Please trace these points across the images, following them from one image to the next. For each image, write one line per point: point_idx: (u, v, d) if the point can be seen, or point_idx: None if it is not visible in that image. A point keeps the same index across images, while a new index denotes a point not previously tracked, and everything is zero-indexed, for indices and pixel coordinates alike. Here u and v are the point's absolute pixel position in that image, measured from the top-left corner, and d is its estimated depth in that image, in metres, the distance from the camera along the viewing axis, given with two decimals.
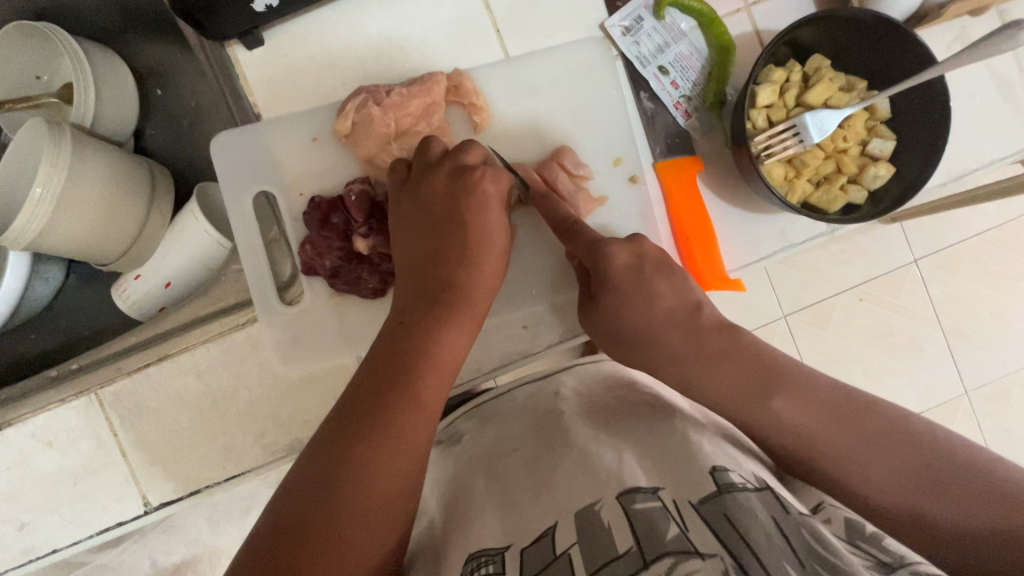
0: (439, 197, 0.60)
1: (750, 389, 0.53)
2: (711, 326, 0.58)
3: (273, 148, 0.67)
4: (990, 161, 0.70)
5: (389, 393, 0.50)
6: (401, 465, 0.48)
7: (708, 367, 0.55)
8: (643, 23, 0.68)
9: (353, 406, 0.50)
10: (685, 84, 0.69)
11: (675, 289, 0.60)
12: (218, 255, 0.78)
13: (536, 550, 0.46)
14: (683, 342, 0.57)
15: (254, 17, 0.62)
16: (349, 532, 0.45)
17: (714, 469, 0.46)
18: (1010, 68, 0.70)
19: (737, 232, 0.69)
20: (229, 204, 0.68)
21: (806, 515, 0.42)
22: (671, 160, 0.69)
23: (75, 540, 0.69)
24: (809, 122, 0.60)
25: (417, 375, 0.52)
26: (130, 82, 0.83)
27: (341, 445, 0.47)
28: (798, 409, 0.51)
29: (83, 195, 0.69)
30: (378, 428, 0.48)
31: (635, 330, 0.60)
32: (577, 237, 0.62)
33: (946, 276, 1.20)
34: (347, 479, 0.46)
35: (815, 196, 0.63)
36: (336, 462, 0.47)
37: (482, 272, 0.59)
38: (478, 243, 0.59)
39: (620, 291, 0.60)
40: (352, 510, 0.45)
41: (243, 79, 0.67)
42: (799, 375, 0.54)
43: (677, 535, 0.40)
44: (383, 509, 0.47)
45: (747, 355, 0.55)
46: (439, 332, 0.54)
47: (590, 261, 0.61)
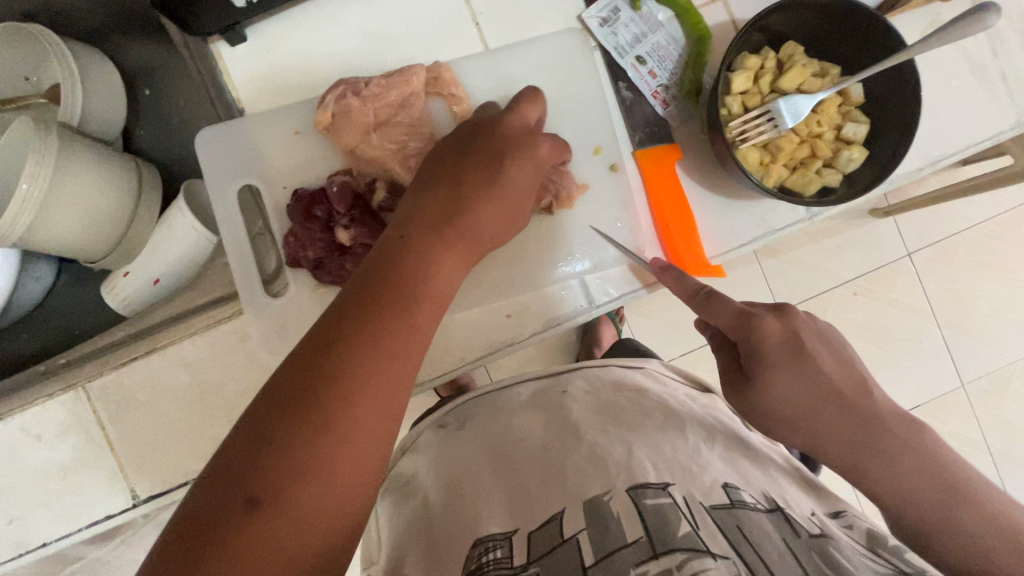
0: (448, 145, 0.60)
1: (934, 498, 0.48)
2: (890, 417, 0.51)
3: (257, 142, 0.68)
4: (968, 146, 0.71)
5: (382, 308, 0.47)
6: (393, 379, 0.45)
7: (890, 470, 0.50)
8: (620, 14, 0.69)
9: (340, 320, 0.46)
10: (662, 73, 0.69)
11: (843, 368, 0.53)
12: (205, 250, 0.79)
13: (544, 533, 0.47)
14: (855, 436, 0.51)
15: (235, 12, 0.63)
16: (333, 447, 0.41)
17: (725, 486, 0.49)
18: (986, 54, 0.71)
19: (717, 218, 0.70)
20: (214, 199, 0.68)
21: (818, 535, 0.44)
22: (649, 148, 0.69)
23: (65, 533, 0.70)
24: (783, 107, 0.61)
25: (410, 300, 0.48)
26: (116, 81, 0.84)
27: (328, 358, 0.43)
28: (992, 531, 0.46)
29: (70, 191, 0.70)
30: (368, 341, 0.45)
31: (797, 411, 0.52)
32: (717, 307, 0.54)
33: (939, 269, 1.21)
34: (332, 391, 0.42)
35: (790, 179, 0.64)
36: (320, 375, 0.43)
37: (485, 202, 0.57)
38: (487, 178, 0.57)
39: (781, 369, 0.52)
40: (337, 424, 0.41)
41: (226, 74, 0.68)
42: (990, 493, 0.49)
43: (688, 532, 0.41)
44: (372, 430, 0.43)
45: (932, 460, 0.50)
46: (437, 255, 0.52)
47: (736, 333, 0.53)
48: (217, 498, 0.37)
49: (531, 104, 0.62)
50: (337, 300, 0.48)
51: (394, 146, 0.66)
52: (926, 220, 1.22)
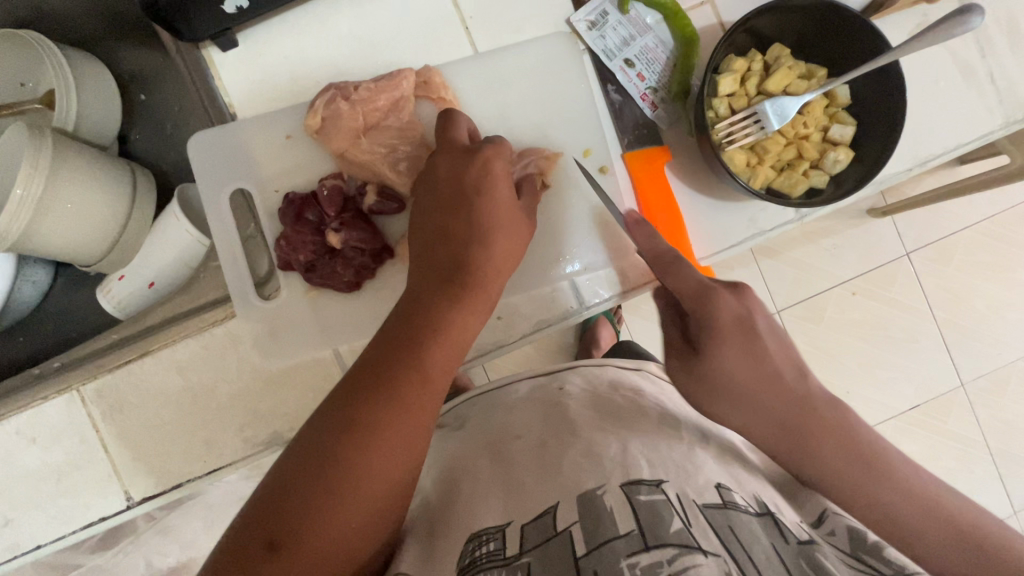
0: (451, 180, 0.60)
1: (859, 477, 0.51)
2: (822, 401, 0.53)
3: (248, 146, 0.69)
4: (955, 146, 0.72)
5: (396, 366, 0.50)
6: (405, 438, 0.48)
7: (821, 454, 0.51)
8: (608, 18, 0.70)
9: (361, 377, 0.50)
10: (650, 76, 0.70)
11: (786, 352, 0.54)
12: (199, 253, 0.79)
13: (538, 525, 0.47)
14: (793, 417, 0.52)
15: (225, 17, 0.63)
16: (347, 501, 0.45)
17: (718, 486, 0.49)
18: (974, 54, 0.72)
19: (705, 219, 0.70)
20: (206, 203, 0.69)
21: (806, 541, 0.44)
22: (638, 150, 0.70)
23: (60, 535, 0.70)
24: (769, 109, 0.61)
25: (425, 353, 0.51)
26: (111, 86, 0.85)
27: (349, 416, 0.47)
28: (902, 506, 0.50)
29: (64, 197, 0.71)
30: (383, 401, 0.48)
31: (738, 389, 0.52)
32: (681, 276, 0.55)
33: (935, 268, 1.21)
34: (347, 448, 0.46)
35: (777, 181, 0.64)
36: (339, 430, 0.47)
37: (492, 251, 0.58)
38: (491, 222, 0.59)
39: (729, 345, 0.52)
40: (351, 480, 0.45)
41: (217, 79, 0.68)
42: (907, 471, 0.51)
43: (680, 528, 0.41)
44: (384, 484, 0.47)
45: (861, 444, 0.52)
46: (447, 310, 0.54)
47: (692, 303, 0.53)
48: (250, 538, 0.43)
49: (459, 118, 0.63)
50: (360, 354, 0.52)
51: (383, 149, 0.66)
52: (923, 220, 1.22)
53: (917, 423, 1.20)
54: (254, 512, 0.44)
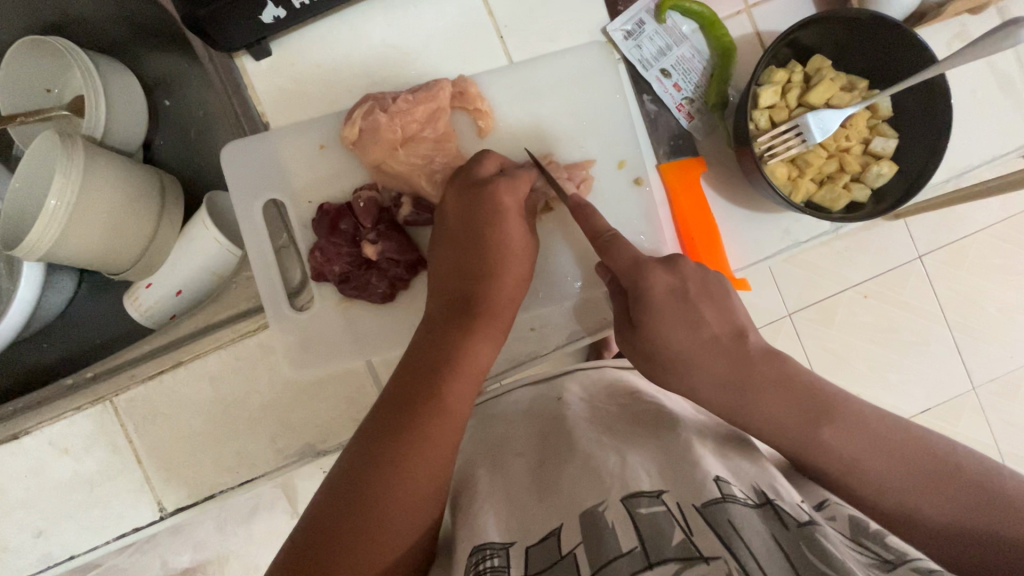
0: (459, 212, 0.61)
1: (801, 417, 0.53)
2: (758, 353, 0.56)
3: (281, 156, 0.68)
4: (990, 157, 0.71)
5: (417, 399, 0.51)
6: (433, 471, 0.49)
7: (759, 400, 0.54)
8: (645, 27, 0.69)
9: (385, 411, 0.51)
10: (687, 86, 0.69)
11: (719, 313, 0.58)
12: (227, 262, 0.79)
13: (542, 548, 0.47)
14: (729, 372, 0.55)
15: (261, 27, 0.63)
16: (379, 533, 0.46)
17: (716, 479, 0.47)
18: (1010, 65, 0.71)
19: (739, 230, 0.70)
20: (239, 213, 0.69)
21: (807, 522, 0.42)
22: (674, 161, 0.69)
23: (91, 546, 0.70)
24: (811, 121, 0.61)
25: (441, 381, 0.52)
26: (137, 92, 0.84)
27: (374, 451, 0.49)
28: (845, 438, 0.52)
29: (99, 209, 0.71)
30: (408, 435, 0.49)
31: (674, 357, 0.57)
32: (615, 254, 0.59)
33: (952, 271, 1.20)
34: (376, 482, 0.47)
35: (819, 194, 0.63)
36: (369, 464, 0.48)
37: (502, 281, 0.60)
38: (499, 253, 0.60)
39: (663, 319, 0.57)
40: (381, 514, 0.46)
41: (251, 89, 0.68)
42: (840, 399, 0.54)
43: (682, 540, 0.41)
44: (411, 515, 0.48)
45: (795, 383, 0.54)
46: (466, 338, 0.55)
47: (627, 279, 0.59)
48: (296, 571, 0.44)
49: (486, 161, 0.63)
50: (384, 390, 0.53)
51: (420, 161, 0.65)
52: (938, 223, 1.21)
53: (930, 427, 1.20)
54: (292, 553, 0.45)
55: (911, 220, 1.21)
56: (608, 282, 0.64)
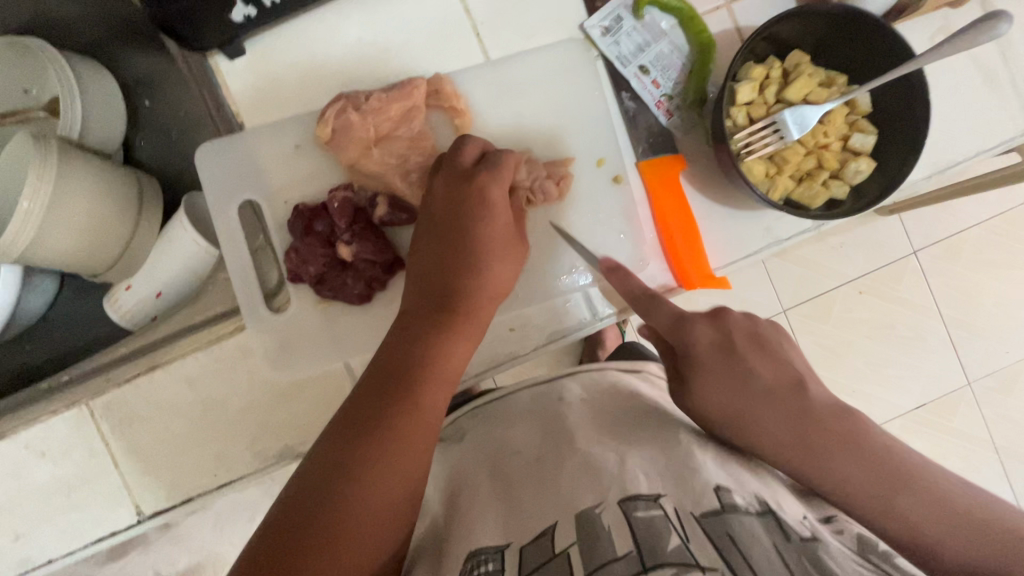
0: (444, 203, 0.60)
1: (875, 488, 0.48)
2: (823, 409, 0.52)
3: (256, 157, 0.68)
4: (974, 153, 0.71)
5: (392, 395, 0.50)
6: (404, 473, 0.48)
7: (833, 461, 0.50)
8: (623, 23, 0.68)
9: (358, 409, 0.50)
10: (666, 83, 0.68)
11: (774, 365, 0.54)
12: (206, 263, 0.79)
13: (535, 547, 0.47)
14: (791, 432, 0.51)
15: (233, 27, 0.62)
16: (350, 528, 0.45)
17: (717, 488, 0.47)
18: (995, 59, 0.70)
19: (719, 227, 0.69)
20: (214, 214, 0.68)
21: (810, 538, 0.42)
22: (653, 159, 0.68)
23: (70, 549, 0.70)
24: (788, 118, 0.60)
25: (417, 380, 0.52)
26: (115, 92, 0.84)
27: (346, 445, 0.48)
28: (924, 513, 0.47)
29: (73, 219, 0.70)
30: (382, 430, 0.49)
31: (733, 412, 0.53)
32: (657, 311, 0.56)
33: (947, 267, 1.19)
34: (349, 478, 0.47)
35: (797, 192, 0.63)
36: (342, 459, 0.47)
37: (486, 276, 0.59)
38: (483, 246, 0.59)
39: (713, 375, 0.54)
40: (354, 509, 0.46)
41: (225, 89, 0.67)
42: (920, 471, 0.49)
43: (677, 546, 0.40)
44: (384, 511, 0.47)
45: (863, 446, 0.50)
46: (442, 339, 0.54)
47: (672, 336, 0.56)
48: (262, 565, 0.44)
49: (471, 148, 0.62)
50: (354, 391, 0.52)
51: (396, 161, 0.65)
52: (933, 218, 1.20)
53: (925, 422, 1.19)
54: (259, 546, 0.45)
55: (906, 215, 1.20)
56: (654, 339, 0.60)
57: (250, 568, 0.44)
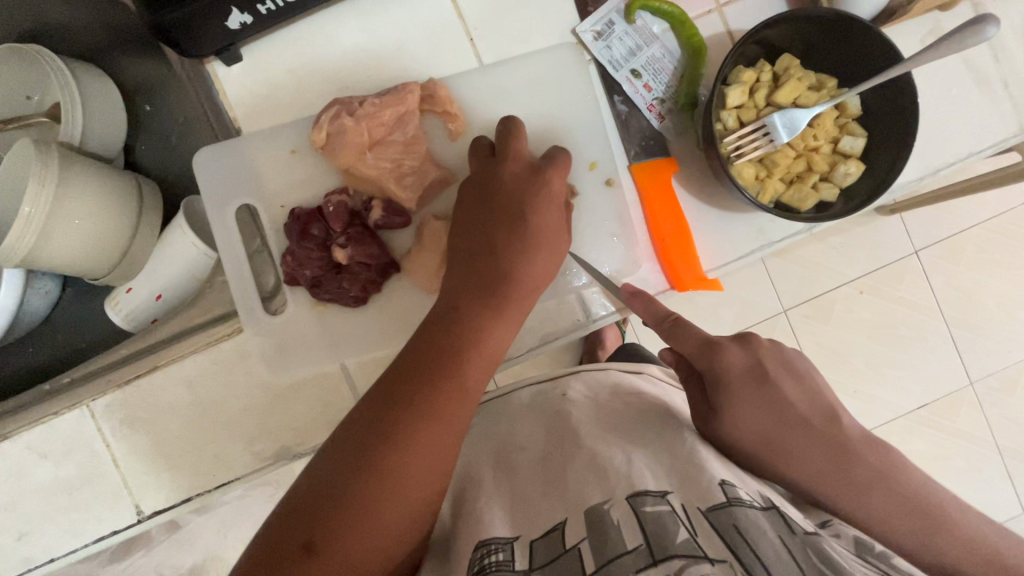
0: (490, 190, 0.60)
1: (907, 522, 0.49)
2: (857, 442, 0.52)
3: (253, 162, 0.69)
4: (966, 155, 0.71)
5: (435, 374, 0.49)
6: (433, 463, 0.46)
7: (862, 491, 0.51)
8: (614, 28, 0.69)
9: (398, 385, 0.48)
10: (657, 87, 0.69)
11: (807, 395, 0.55)
12: (205, 266, 0.80)
13: (545, 542, 0.48)
14: (826, 465, 0.52)
15: (229, 34, 0.63)
16: (383, 504, 0.44)
17: (722, 483, 0.48)
18: (987, 60, 0.71)
19: (711, 229, 0.70)
20: (212, 218, 0.69)
21: (813, 532, 0.44)
22: (645, 162, 0.69)
23: (72, 548, 0.71)
24: (778, 121, 0.61)
25: (462, 360, 0.50)
26: (115, 98, 0.85)
27: (384, 419, 0.47)
28: (957, 549, 0.48)
29: (73, 227, 0.72)
30: (421, 409, 0.47)
31: (764, 440, 0.53)
32: (682, 336, 0.56)
33: (948, 266, 1.19)
34: (387, 452, 0.45)
35: (786, 195, 0.63)
36: (378, 434, 0.46)
37: (531, 262, 0.57)
38: (531, 233, 0.57)
39: (746, 402, 0.53)
40: (390, 483, 0.45)
41: (222, 94, 0.68)
42: (945, 505, 0.50)
43: (687, 539, 0.41)
44: (419, 489, 0.46)
45: (896, 480, 0.51)
46: (481, 331, 0.52)
47: (702, 363, 0.55)
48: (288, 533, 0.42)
49: (515, 138, 0.62)
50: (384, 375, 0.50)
51: (390, 165, 0.65)
52: (934, 217, 1.20)
53: (926, 422, 1.19)
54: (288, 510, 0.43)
55: (906, 215, 1.20)
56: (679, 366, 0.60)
57: (278, 532, 0.42)
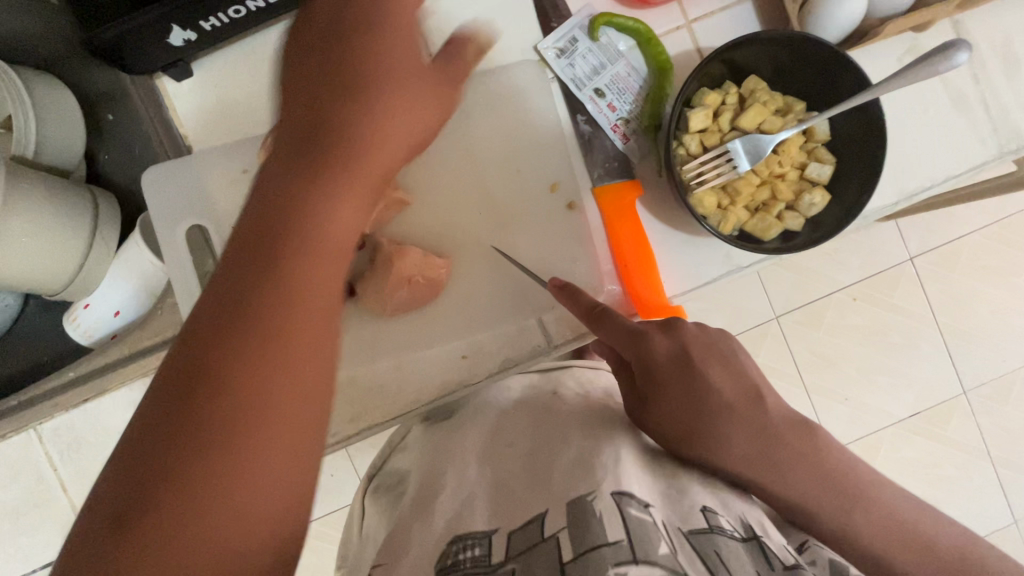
0: (316, 33, 0.42)
1: (831, 499, 0.52)
2: (781, 424, 0.54)
3: (204, 180, 0.67)
4: (944, 178, 0.68)
5: (261, 289, 0.37)
6: (271, 486, 0.35)
7: (788, 471, 0.53)
8: (578, 45, 0.67)
9: (214, 313, 0.37)
10: (622, 106, 0.66)
11: (733, 378, 0.55)
12: (160, 280, 0.79)
13: (524, 532, 0.43)
14: (753, 447, 0.52)
15: (173, 49, 0.61)
16: (233, 468, 0.34)
17: (703, 509, 0.45)
18: (967, 80, 0.68)
19: (677, 254, 0.67)
20: (162, 238, 0.67)
21: (794, 566, 0.41)
22: (608, 184, 0.66)
23: None
24: (740, 147, 0.59)
25: (280, 263, 0.38)
26: (73, 109, 0.83)
27: (199, 374, 0.35)
28: (874, 523, 0.52)
29: (21, 256, 0.69)
30: (226, 339, 0.36)
31: (689, 425, 0.53)
32: (610, 324, 0.57)
33: (942, 274, 1.17)
34: (223, 405, 0.35)
35: (750, 223, 0.61)
36: (193, 385, 0.35)
37: (387, 136, 0.42)
38: (359, 77, 0.41)
39: (672, 391, 0.53)
40: (239, 441, 0.35)
41: (171, 110, 0.66)
42: (862, 483, 0.54)
43: (668, 553, 0.37)
44: (286, 445, 0.36)
45: (818, 459, 0.54)
46: (327, 213, 0.39)
47: (628, 351, 0.55)
48: (114, 504, 0.33)
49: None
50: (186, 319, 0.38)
51: None
52: (928, 224, 1.17)
53: (919, 432, 1.17)
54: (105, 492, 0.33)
55: (901, 221, 1.18)
56: (614, 361, 0.60)
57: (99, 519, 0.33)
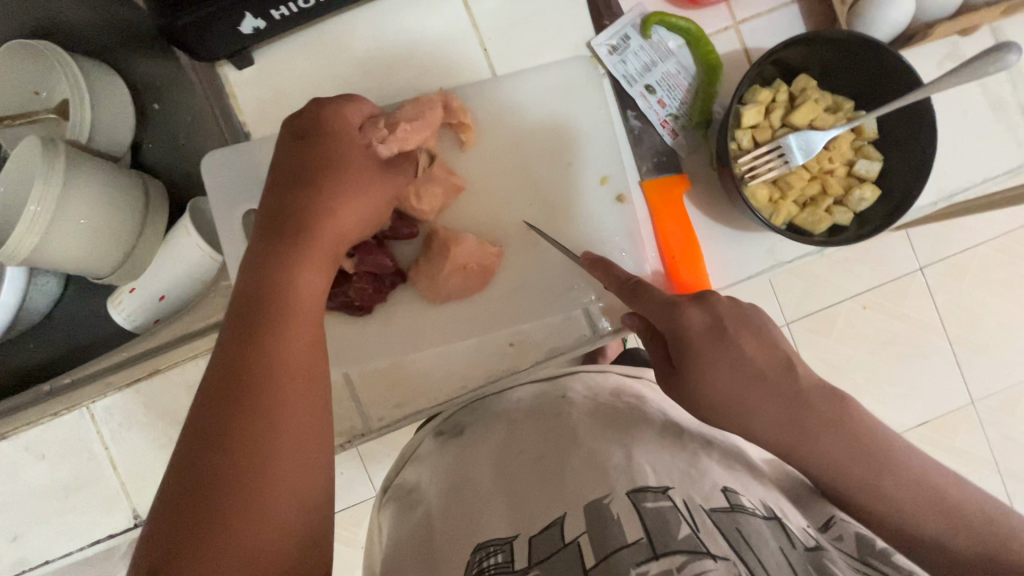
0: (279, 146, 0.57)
1: (861, 468, 0.53)
2: (815, 395, 0.53)
3: (262, 167, 0.68)
4: (981, 180, 0.70)
5: (262, 338, 0.48)
6: (297, 490, 0.45)
7: (818, 442, 0.53)
8: (630, 42, 0.69)
9: (224, 369, 0.47)
10: (672, 103, 0.68)
11: (764, 348, 0.54)
12: (210, 269, 0.78)
13: (544, 537, 0.44)
14: (783, 418, 0.53)
15: (241, 37, 0.63)
16: (270, 470, 0.44)
17: (724, 490, 0.48)
18: (1004, 86, 0.70)
19: (722, 248, 0.69)
20: (219, 223, 0.68)
21: (814, 546, 0.44)
22: (657, 178, 0.68)
23: (66, 551, 0.75)
24: (793, 143, 0.60)
25: (275, 319, 0.49)
26: (124, 98, 0.84)
27: (232, 401, 0.45)
28: (903, 490, 0.53)
29: (71, 236, 0.71)
30: (255, 376, 0.46)
31: (725, 398, 0.53)
32: (645, 298, 0.56)
33: (953, 285, 1.18)
34: (257, 419, 0.45)
35: (800, 217, 0.63)
36: (229, 410, 0.45)
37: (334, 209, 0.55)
38: (314, 166, 0.55)
39: (707, 361, 0.53)
40: (267, 443, 0.44)
41: (232, 98, 0.68)
42: (897, 455, 0.54)
43: (688, 535, 0.39)
44: (306, 446, 0.46)
45: (849, 426, 0.53)
46: (295, 271, 0.52)
47: (663, 324, 0.54)
48: (180, 521, 0.41)
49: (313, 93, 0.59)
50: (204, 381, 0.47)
51: None
52: (937, 235, 1.18)
53: (926, 440, 1.19)
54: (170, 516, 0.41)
55: (910, 232, 1.18)
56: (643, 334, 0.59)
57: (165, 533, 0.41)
